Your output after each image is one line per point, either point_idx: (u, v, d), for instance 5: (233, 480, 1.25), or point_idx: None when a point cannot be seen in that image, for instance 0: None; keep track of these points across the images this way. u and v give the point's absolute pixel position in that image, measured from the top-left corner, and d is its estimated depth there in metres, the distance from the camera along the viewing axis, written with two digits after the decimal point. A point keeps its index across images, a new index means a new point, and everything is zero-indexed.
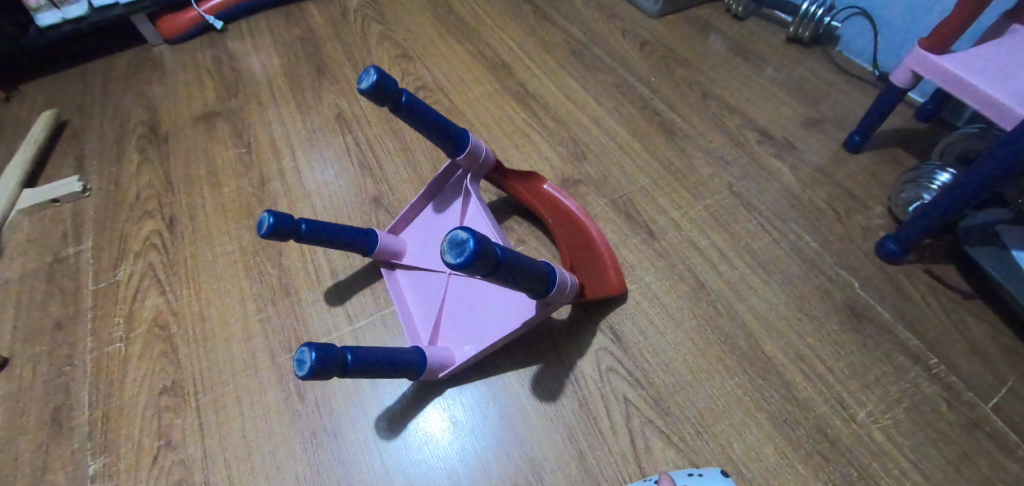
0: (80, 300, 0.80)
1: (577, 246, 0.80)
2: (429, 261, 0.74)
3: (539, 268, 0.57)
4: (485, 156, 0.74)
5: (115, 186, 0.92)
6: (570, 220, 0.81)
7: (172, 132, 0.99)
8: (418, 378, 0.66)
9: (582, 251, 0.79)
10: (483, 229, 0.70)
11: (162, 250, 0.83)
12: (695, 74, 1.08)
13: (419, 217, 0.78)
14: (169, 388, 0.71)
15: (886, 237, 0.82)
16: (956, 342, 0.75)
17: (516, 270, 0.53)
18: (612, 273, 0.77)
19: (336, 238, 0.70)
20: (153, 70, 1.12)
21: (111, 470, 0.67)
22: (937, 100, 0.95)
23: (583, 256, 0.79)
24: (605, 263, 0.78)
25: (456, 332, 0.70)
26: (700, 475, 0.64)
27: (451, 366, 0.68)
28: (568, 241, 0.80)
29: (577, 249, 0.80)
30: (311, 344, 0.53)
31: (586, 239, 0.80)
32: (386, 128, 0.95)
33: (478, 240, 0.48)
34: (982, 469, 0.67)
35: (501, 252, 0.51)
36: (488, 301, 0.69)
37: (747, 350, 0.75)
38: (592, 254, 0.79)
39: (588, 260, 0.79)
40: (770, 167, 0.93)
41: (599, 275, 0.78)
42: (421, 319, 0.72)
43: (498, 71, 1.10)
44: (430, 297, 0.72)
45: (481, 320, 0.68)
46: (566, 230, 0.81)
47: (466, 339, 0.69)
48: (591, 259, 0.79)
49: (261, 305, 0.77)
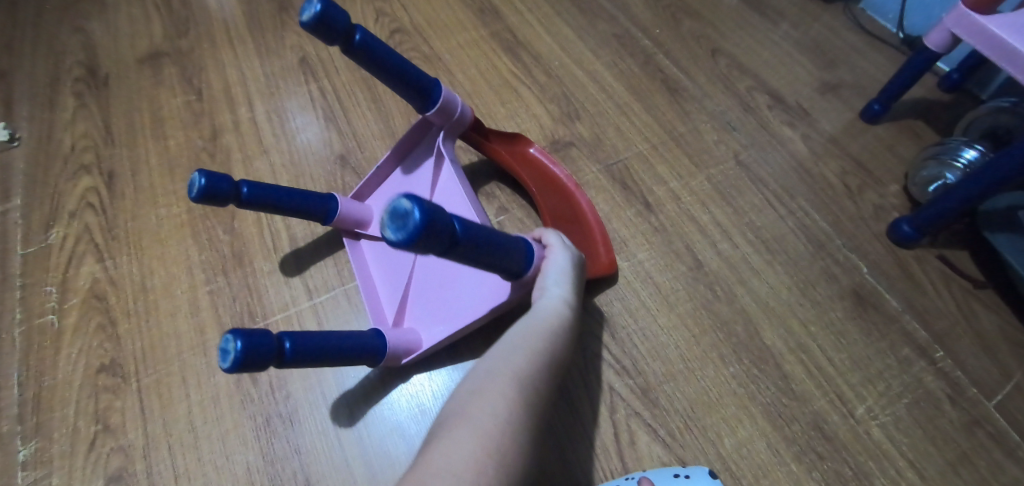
0: (8, 265, 0.71)
1: (566, 219, 0.73)
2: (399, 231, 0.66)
3: (505, 242, 0.49)
4: (461, 112, 0.65)
5: (49, 134, 0.82)
6: (561, 189, 0.74)
7: (114, 74, 0.88)
8: (379, 363, 0.59)
9: (573, 225, 0.72)
10: (457, 199, 0.62)
11: (100, 210, 0.74)
12: (703, 27, 0.98)
13: (387, 181, 0.70)
14: (107, 367, 0.64)
15: (901, 218, 0.76)
16: (964, 334, 0.70)
17: (478, 245, 0.44)
18: (603, 251, 0.71)
19: (286, 204, 0.62)
20: (93, 1, 0.99)
21: (41, 457, 0.60)
22: (965, 69, 0.87)
23: (574, 230, 0.72)
24: (596, 240, 0.71)
25: (424, 313, 0.63)
26: (685, 477, 0.59)
27: (417, 351, 0.61)
28: (555, 213, 0.73)
29: (568, 222, 0.73)
30: (235, 331, 0.45)
31: (579, 210, 0.73)
32: (357, 75, 0.85)
33: (426, 209, 0.38)
34: (982, 471, 0.63)
35: (459, 228, 0.42)
36: (461, 279, 0.62)
37: (743, 337, 0.69)
38: (584, 228, 0.72)
39: (578, 235, 0.72)
40: (778, 136, 0.86)
41: (590, 253, 0.71)
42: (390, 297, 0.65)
43: (486, 16, 0.98)
44: (396, 272, 0.65)
45: (453, 300, 0.61)
46: (554, 201, 0.74)
47: (436, 320, 0.62)
48: (583, 235, 0.72)
49: (212, 276, 0.70)
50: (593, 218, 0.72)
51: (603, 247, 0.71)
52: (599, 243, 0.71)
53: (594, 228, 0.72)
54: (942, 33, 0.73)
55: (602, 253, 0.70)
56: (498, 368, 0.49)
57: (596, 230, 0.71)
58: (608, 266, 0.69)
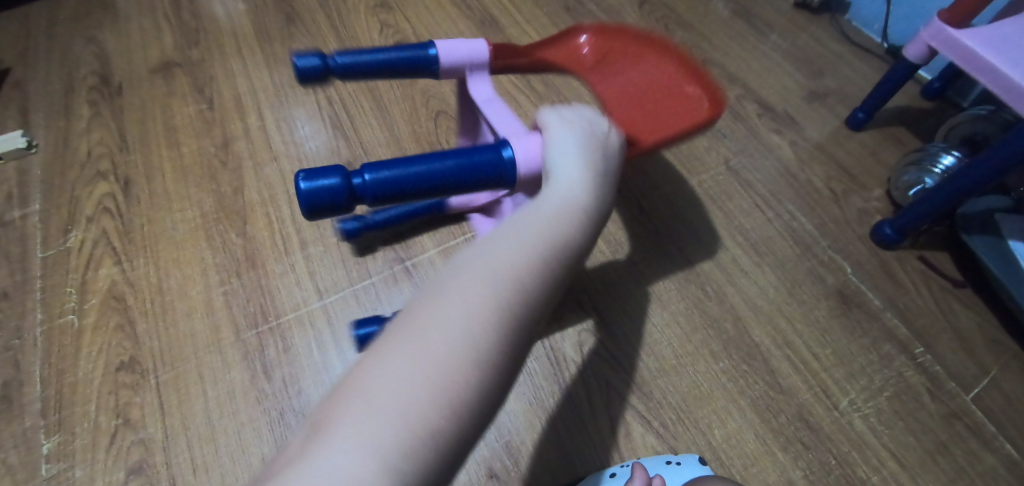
0: (28, 267, 0.74)
1: (657, 91, 0.69)
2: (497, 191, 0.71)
3: (437, 164, 0.46)
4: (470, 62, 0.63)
5: (65, 142, 0.85)
6: (641, 76, 0.71)
7: (127, 83, 0.91)
8: None
9: (666, 94, 0.69)
10: None
11: (117, 215, 0.78)
12: (694, 38, 1.02)
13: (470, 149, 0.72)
14: (127, 365, 0.67)
15: (883, 221, 0.79)
16: (943, 331, 0.74)
17: (391, 185, 0.45)
18: (712, 95, 0.66)
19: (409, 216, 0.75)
20: (105, 13, 1.02)
21: (65, 450, 0.63)
22: (946, 77, 0.91)
23: (671, 96, 0.69)
24: (701, 92, 0.67)
25: None
26: (677, 464, 0.62)
27: None
28: (643, 93, 0.70)
29: (662, 94, 0.69)
30: (354, 325, 0.65)
31: (670, 80, 0.70)
32: (363, 86, 0.89)
33: (304, 182, 0.44)
34: (959, 460, 0.66)
35: (357, 179, 0.45)
36: None
37: (733, 334, 0.73)
38: (681, 93, 0.68)
39: (675, 100, 0.68)
40: (767, 142, 0.89)
41: (699, 104, 0.66)
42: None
43: (485, 27, 1.02)
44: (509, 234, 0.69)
45: None
46: (637, 84, 0.71)
47: None
48: (682, 96, 0.68)
49: (226, 277, 0.73)
50: (687, 77, 0.69)
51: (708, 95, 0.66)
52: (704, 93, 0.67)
53: (690, 84, 0.69)
54: (920, 46, 0.78)
55: (709, 100, 0.66)
56: (491, 264, 0.38)
57: (697, 82, 0.68)
58: (722, 101, 0.64)
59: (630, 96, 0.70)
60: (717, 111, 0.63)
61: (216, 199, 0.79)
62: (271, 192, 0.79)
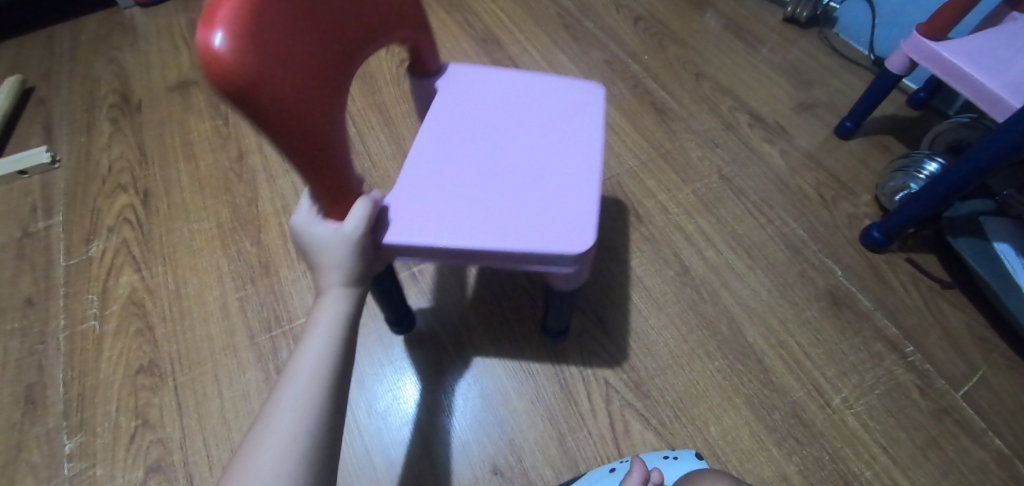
0: (52, 276, 0.77)
1: (309, 15, 0.40)
2: (531, 95, 0.61)
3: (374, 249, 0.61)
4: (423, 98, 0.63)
5: (87, 157, 0.89)
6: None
7: (145, 101, 0.96)
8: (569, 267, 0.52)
9: (296, 10, 0.39)
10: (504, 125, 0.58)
11: (137, 226, 0.81)
12: (687, 52, 1.06)
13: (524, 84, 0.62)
14: (146, 367, 0.70)
15: (871, 225, 0.83)
16: (932, 330, 0.76)
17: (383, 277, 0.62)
18: (221, 13, 0.34)
19: None
20: (125, 34, 1.08)
21: (88, 450, 0.65)
22: (931, 87, 0.95)
23: (278, 16, 0.37)
24: (219, 6, 0.34)
25: (553, 204, 0.52)
26: (673, 458, 0.63)
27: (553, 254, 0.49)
28: (333, 29, 0.43)
29: (296, 15, 0.39)
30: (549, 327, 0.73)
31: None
32: (371, 102, 0.95)
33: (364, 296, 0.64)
34: (949, 454, 0.68)
35: None
36: (530, 186, 0.53)
37: (728, 335, 0.76)
38: (275, 10, 0.37)
39: (273, 22, 0.36)
40: (758, 151, 0.93)
41: (251, 44, 0.35)
42: (589, 126, 0.58)
43: (487, 44, 1.07)
44: (556, 154, 0.55)
45: (542, 203, 0.52)
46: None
47: (555, 216, 0.51)
48: (265, 20, 0.36)
49: (241, 284, 0.76)
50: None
51: (238, 15, 0.34)
52: (237, 8, 0.34)
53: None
54: (900, 58, 0.81)
55: (226, 20, 0.34)
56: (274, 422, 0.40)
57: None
58: (197, 44, 0.33)
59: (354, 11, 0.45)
60: (208, 77, 0.33)
61: (231, 210, 0.83)
62: (284, 203, 0.83)
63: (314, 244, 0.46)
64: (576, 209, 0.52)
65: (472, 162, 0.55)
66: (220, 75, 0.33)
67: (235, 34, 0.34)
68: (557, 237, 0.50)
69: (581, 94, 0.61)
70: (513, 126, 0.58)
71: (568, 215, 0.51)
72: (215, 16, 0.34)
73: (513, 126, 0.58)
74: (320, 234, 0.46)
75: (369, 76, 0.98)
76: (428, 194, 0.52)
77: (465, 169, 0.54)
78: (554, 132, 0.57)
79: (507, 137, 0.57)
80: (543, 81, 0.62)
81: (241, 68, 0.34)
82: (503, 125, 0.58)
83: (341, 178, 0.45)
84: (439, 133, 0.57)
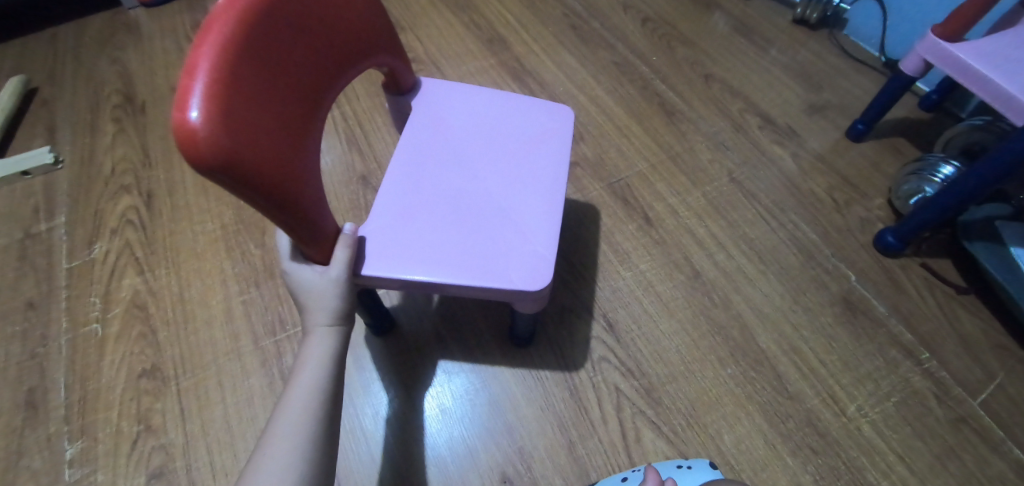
0: (54, 278, 0.76)
1: (271, 80, 0.42)
2: (501, 121, 0.62)
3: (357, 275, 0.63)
4: (398, 111, 0.64)
5: (90, 158, 0.88)
6: (290, 43, 0.44)
7: (150, 102, 0.95)
8: (538, 300, 0.55)
9: (260, 78, 0.41)
10: (476, 150, 0.60)
11: (140, 227, 0.80)
12: (696, 53, 1.05)
13: (495, 106, 0.64)
14: (148, 371, 0.69)
15: (885, 229, 0.81)
16: (948, 337, 0.75)
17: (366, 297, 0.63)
18: (193, 99, 0.36)
19: None
20: (129, 34, 1.07)
21: (89, 455, 0.64)
22: (944, 89, 0.94)
23: (246, 89, 0.39)
24: (190, 93, 0.36)
25: (520, 238, 0.55)
26: (688, 468, 0.61)
27: (520, 290, 0.53)
28: (294, 86, 0.45)
29: (261, 84, 0.41)
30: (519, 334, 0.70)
31: (268, 24, 0.41)
32: (376, 103, 0.94)
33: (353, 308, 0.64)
34: (968, 464, 0.67)
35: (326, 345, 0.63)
36: (499, 219, 0.55)
37: (740, 341, 0.74)
38: (242, 84, 0.39)
39: (242, 97, 0.39)
40: (769, 153, 0.92)
41: (225, 119, 0.37)
42: (558, 155, 0.60)
43: (494, 45, 1.06)
44: (524, 185, 0.58)
45: (510, 238, 0.55)
46: (300, 49, 0.45)
47: (523, 251, 0.54)
48: (234, 96, 0.38)
49: (245, 287, 0.75)
50: (223, 53, 0.37)
51: (208, 98, 0.36)
52: (208, 91, 0.36)
53: (205, 66, 0.36)
54: (915, 59, 0.80)
55: (199, 106, 0.36)
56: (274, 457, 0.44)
57: (196, 67, 0.36)
58: (175, 130, 0.35)
59: (313, 58, 0.47)
60: (188, 161, 0.35)
61: (235, 212, 0.82)
62: None
63: (302, 288, 0.49)
64: (538, 247, 0.54)
65: (442, 193, 0.57)
66: (200, 159, 0.35)
67: (209, 117, 0.36)
68: (521, 275, 0.53)
69: (549, 121, 0.63)
70: (483, 154, 0.60)
71: (529, 253, 0.54)
72: (188, 102, 0.35)
73: (483, 154, 0.60)
74: (307, 280, 0.49)
75: (374, 77, 0.97)
76: (398, 226, 0.54)
77: (438, 199, 0.56)
78: (525, 161, 0.59)
79: (476, 166, 0.59)
80: (514, 106, 0.64)
81: (219, 148, 0.36)
82: (475, 150, 0.60)
83: (318, 226, 0.47)
84: (412, 160, 0.59)
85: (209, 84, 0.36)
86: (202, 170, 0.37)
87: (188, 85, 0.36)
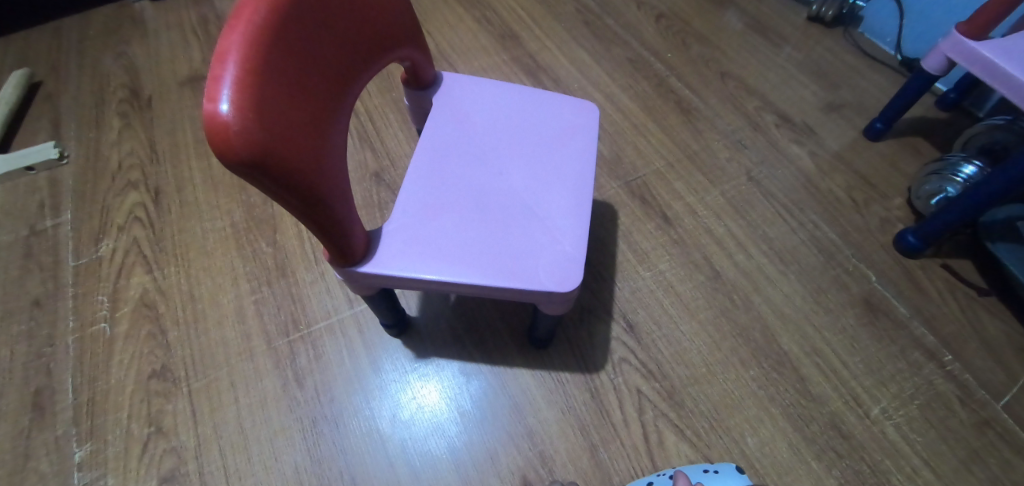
0: (60, 276, 0.75)
1: (301, 71, 0.41)
2: (524, 117, 0.61)
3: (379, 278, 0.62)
4: (419, 108, 0.64)
5: (96, 153, 0.86)
6: (319, 33, 0.43)
7: (156, 97, 0.93)
8: (563, 302, 0.54)
9: (290, 69, 0.40)
10: (499, 145, 0.58)
11: (148, 224, 0.79)
12: (711, 51, 1.04)
13: (518, 100, 0.62)
14: (158, 373, 0.67)
15: (906, 229, 0.80)
16: (971, 339, 0.73)
17: (385, 301, 0.62)
18: (224, 89, 0.34)
19: None
20: (134, 28, 1.05)
21: (99, 459, 0.62)
22: (961, 88, 0.93)
23: (276, 80, 0.38)
24: (221, 83, 0.34)
25: (543, 237, 0.53)
26: (714, 472, 0.60)
27: (545, 287, 0.51)
28: (323, 77, 0.44)
29: (291, 75, 0.40)
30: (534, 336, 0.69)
31: (297, 14, 0.40)
32: (388, 98, 0.92)
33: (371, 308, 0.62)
34: (992, 467, 0.66)
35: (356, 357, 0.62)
36: (524, 217, 0.54)
37: (762, 342, 0.73)
38: (272, 75, 0.38)
39: (272, 89, 0.37)
40: (787, 152, 0.91)
41: (255, 112, 0.36)
42: (582, 153, 0.59)
43: (507, 41, 1.04)
44: (549, 182, 0.56)
45: (535, 236, 0.53)
46: (329, 40, 0.44)
47: (548, 248, 0.53)
48: (266, 88, 0.37)
49: (256, 286, 0.74)
50: (255, 41, 0.36)
51: (240, 89, 0.35)
52: (239, 82, 0.35)
53: (237, 55, 0.35)
54: (939, 57, 0.79)
55: (230, 97, 0.34)
56: None
57: (227, 56, 0.35)
58: (206, 122, 0.34)
59: (342, 47, 0.46)
60: (220, 155, 0.34)
61: (246, 209, 0.80)
62: None
63: None
64: (564, 246, 0.53)
65: (465, 190, 0.55)
66: (232, 153, 0.34)
67: (241, 109, 0.35)
68: (547, 274, 0.52)
69: (573, 118, 0.61)
70: (507, 150, 0.58)
71: (555, 252, 0.53)
72: (219, 93, 0.34)
73: (506, 149, 0.58)
74: None
75: (385, 72, 0.96)
76: (420, 224, 0.53)
77: (461, 196, 0.55)
78: (549, 158, 0.58)
79: (499, 162, 0.57)
80: (538, 102, 0.62)
81: (251, 142, 0.35)
82: (499, 146, 0.58)
83: (344, 225, 0.47)
84: (435, 155, 0.57)
85: (241, 75, 0.35)
86: (232, 165, 0.35)
87: (218, 75, 0.35)
